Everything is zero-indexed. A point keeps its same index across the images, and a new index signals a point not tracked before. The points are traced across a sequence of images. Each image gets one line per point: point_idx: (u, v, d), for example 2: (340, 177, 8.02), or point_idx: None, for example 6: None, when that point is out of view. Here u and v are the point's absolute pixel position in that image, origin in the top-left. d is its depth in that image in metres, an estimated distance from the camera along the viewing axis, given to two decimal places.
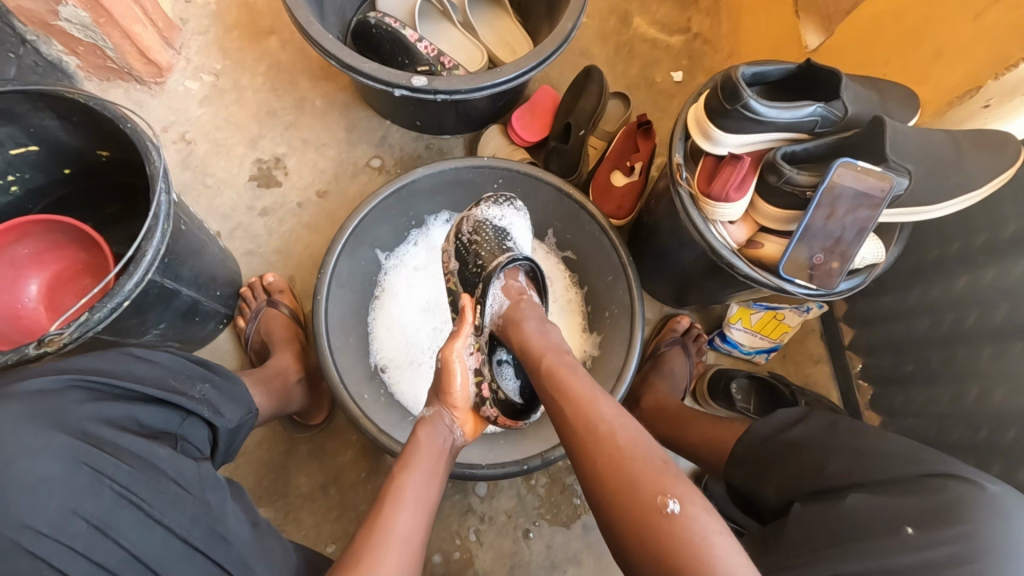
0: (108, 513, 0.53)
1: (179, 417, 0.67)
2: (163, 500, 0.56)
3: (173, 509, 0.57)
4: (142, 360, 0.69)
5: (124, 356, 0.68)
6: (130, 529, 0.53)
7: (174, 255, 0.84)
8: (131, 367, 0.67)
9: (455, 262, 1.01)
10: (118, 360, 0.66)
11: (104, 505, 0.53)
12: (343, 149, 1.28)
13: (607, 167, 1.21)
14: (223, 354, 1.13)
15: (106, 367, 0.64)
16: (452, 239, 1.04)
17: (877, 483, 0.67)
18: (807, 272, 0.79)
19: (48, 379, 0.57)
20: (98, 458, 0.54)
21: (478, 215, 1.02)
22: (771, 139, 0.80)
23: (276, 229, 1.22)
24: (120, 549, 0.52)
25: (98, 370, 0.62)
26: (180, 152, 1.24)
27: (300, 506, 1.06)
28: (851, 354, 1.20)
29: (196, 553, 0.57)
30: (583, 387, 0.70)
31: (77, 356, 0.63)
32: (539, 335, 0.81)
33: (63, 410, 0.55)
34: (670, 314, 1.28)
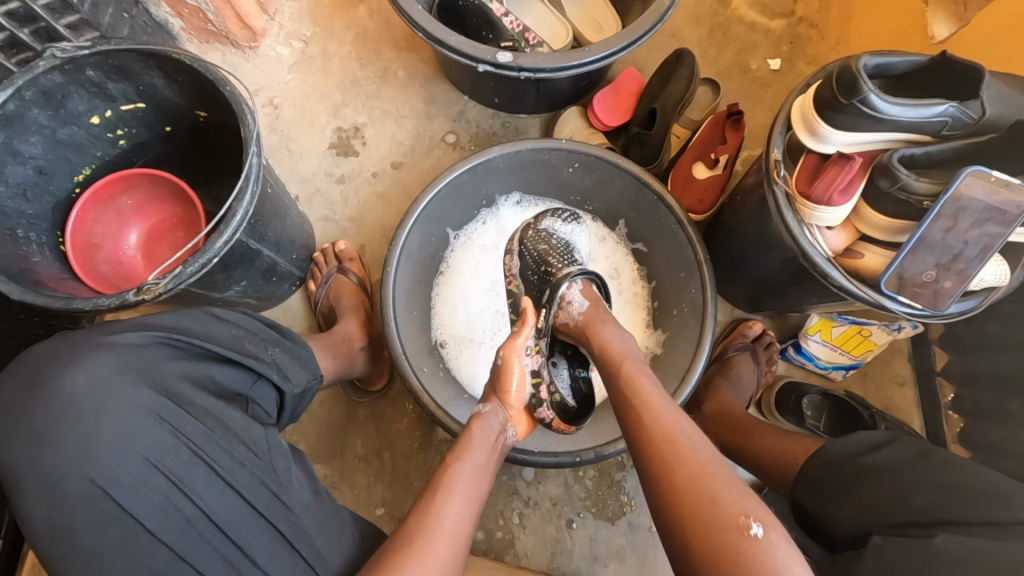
0: (183, 469, 0.57)
1: (252, 379, 0.69)
2: (231, 463, 0.59)
3: (240, 472, 0.59)
4: (221, 320, 0.71)
5: (205, 316, 0.70)
6: (201, 487, 0.57)
7: (260, 216, 0.87)
8: (211, 327, 0.69)
9: (518, 265, 1.02)
10: (199, 320, 0.69)
11: (180, 462, 0.57)
12: (421, 122, 1.29)
13: (690, 157, 1.15)
14: (294, 315, 1.18)
15: (188, 326, 0.67)
16: (515, 245, 1.04)
17: (973, 524, 0.59)
18: (912, 289, 0.72)
19: (138, 336, 0.61)
20: (176, 416, 0.59)
21: (530, 225, 1.04)
22: (887, 139, 0.73)
23: (351, 198, 1.25)
24: (191, 505, 0.56)
25: (182, 328, 0.66)
26: (267, 116, 1.29)
27: (354, 467, 1.10)
28: (942, 381, 1.10)
29: (259, 517, 0.59)
30: (654, 395, 0.71)
31: (166, 314, 0.67)
32: (617, 340, 0.82)
33: (148, 367, 0.60)
34: (741, 318, 1.21)
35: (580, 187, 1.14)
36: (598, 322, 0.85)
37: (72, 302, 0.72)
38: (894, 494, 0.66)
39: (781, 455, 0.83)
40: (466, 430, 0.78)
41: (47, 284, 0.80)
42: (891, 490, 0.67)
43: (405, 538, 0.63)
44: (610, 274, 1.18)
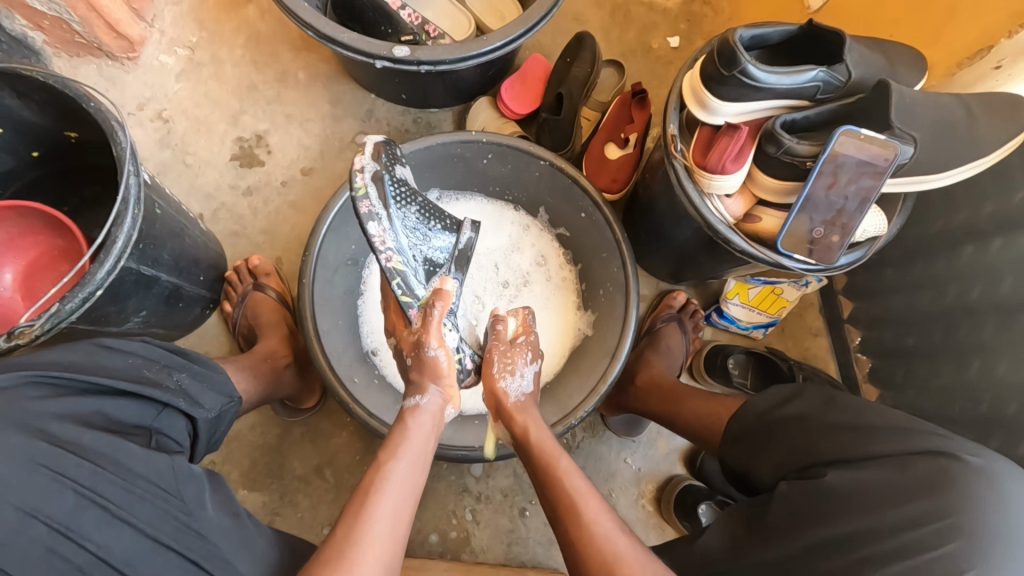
0: (68, 515, 0.52)
1: (154, 410, 0.66)
2: (131, 499, 0.55)
3: (142, 506, 0.56)
4: (114, 351, 0.68)
5: (95, 349, 0.67)
6: (95, 530, 0.53)
7: (151, 239, 0.80)
8: (101, 360, 0.66)
9: (389, 254, 0.79)
10: (86, 355, 0.65)
11: (64, 508, 0.52)
12: (328, 124, 1.24)
13: (601, 139, 1.17)
14: (211, 340, 1.11)
15: (74, 362, 0.63)
16: (377, 218, 0.79)
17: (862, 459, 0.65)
18: (806, 246, 0.77)
19: (8, 377, 0.55)
20: (57, 459, 0.53)
21: (384, 177, 0.82)
22: (770, 107, 0.76)
23: (261, 210, 1.18)
24: (85, 551, 0.51)
25: (64, 365, 0.61)
26: (158, 131, 1.20)
27: (295, 489, 1.06)
28: (850, 328, 1.18)
29: (167, 549, 0.55)
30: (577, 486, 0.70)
31: (44, 352, 0.62)
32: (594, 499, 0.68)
33: (21, 409, 0.54)
34: (666, 290, 1.25)
35: (497, 177, 1.14)
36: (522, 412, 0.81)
37: None
38: (804, 441, 0.71)
39: (707, 416, 0.87)
40: (397, 429, 0.76)
41: None
42: (801, 438, 0.71)
43: (335, 545, 0.61)
44: (536, 262, 1.19)
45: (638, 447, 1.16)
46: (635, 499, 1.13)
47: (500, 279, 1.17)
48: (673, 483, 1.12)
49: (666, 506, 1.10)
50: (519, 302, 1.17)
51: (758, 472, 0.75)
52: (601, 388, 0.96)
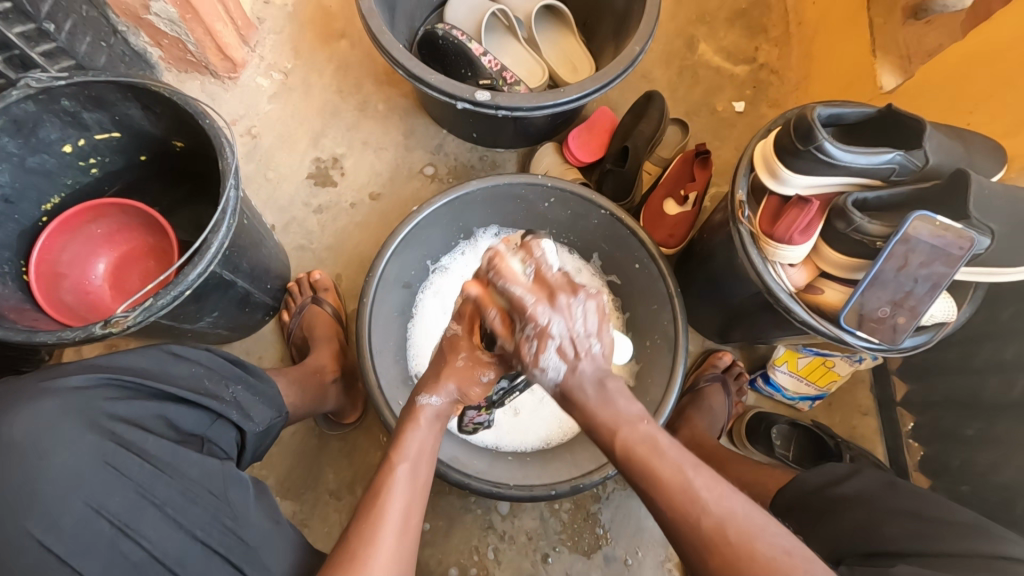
0: (127, 513, 0.54)
1: (210, 419, 0.67)
2: (183, 502, 0.57)
3: (192, 510, 0.57)
4: (181, 359, 0.71)
5: (164, 354, 0.70)
6: (150, 529, 0.55)
7: (235, 248, 0.86)
8: (168, 367, 0.69)
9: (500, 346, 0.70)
10: (155, 360, 0.68)
11: (125, 505, 0.54)
12: (400, 154, 1.31)
13: (661, 194, 1.20)
14: (266, 345, 1.16)
15: (144, 367, 0.66)
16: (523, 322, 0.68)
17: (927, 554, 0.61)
18: (869, 323, 0.76)
19: (87, 377, 0.59)
20: (123, 458, 0.56)
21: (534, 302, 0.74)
22: (841, 183, 0.78)
23: (328, 227, 1.25)
24: (140, 549, 0.54)
25: (136, 369, 0.65)
26: (245, 145, 1.29)
27: (324, 503, 1.07)
28: (903, 412, 1.14)
29: (213, 553, 0.56)
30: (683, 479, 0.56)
31: (121, 354, 0.66)
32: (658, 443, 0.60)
33: (94, 409, 0.57)
34: (712, 348, 1.24)
35: (557, 221, 1.17)
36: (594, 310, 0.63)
37: (34, 334, 0.70)
38: (858, 526, 0.68)
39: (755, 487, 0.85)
40: (399, 432, 0.71)
41: (7, 315, 0.77)
42: (855, 522, 0.69)
43: (353, 548, 0.61)
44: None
45: None
46: (662, 561, 1.10)
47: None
48: None
49: None
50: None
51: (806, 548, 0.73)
52: None
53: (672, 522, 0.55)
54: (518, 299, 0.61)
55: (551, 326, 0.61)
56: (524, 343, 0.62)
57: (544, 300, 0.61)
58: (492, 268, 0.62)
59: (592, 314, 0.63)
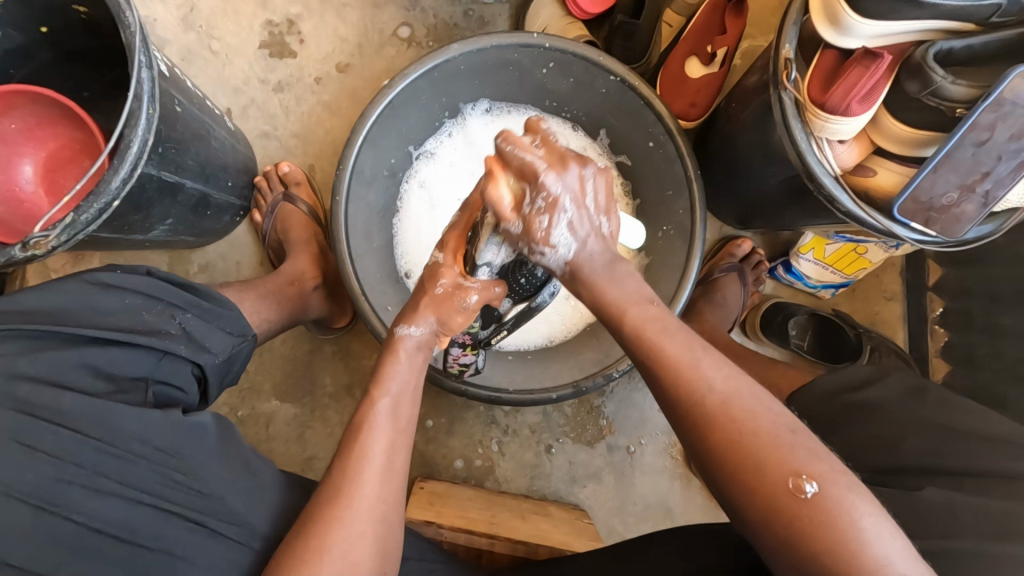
0: (50, 489, 0.47)
1: (154, 358, 0.58)
2: (122, 465, 0.51)
3: (135, 471, 0.51)
4: (110, 289, 0.61)
5: (86, 287, 0.60)
6: (86, 500, 0.49)
7: (172, 144, 0.72)
8: (93, 302, 0.59)
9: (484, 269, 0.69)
10: (76, 296, 0.59)
11: (45, 481, 0.48)
12: (368, 12, 1.08)
13: (683, 53, 0.99)
14: (243, 249, 1.06)
15: (60, 308, 0.57)
16: (510, 247, 0.67)
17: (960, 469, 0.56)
18: (928, 213, 0.63)
19: None
20: (37, 428, 0.48)
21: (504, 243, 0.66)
22: (922, 29, 0.60)
23: (293, 109, 1.07)
24: (78, 522, 0.48)
25: (45, 315, 0.55)
26: (179, 7, 1.06)
27: (326, 406, 1.07)
28: (932, 297, 1.08)
29: (167, 513, 0.51)
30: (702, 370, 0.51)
31: (25, 296, 0.56)
32: (674, 330, 0.54)
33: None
34: (729, 234, 1.13)
35: (556, 91, 0.99)
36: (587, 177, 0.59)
37: None
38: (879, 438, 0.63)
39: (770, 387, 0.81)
40: (381, 365, 0.64)
41: None
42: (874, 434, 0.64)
43: (337, 488, 0.54)
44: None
45: None
46: (664, 448, 1.11)
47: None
48: None
49: None
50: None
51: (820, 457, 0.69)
52: None
53: (702, 426, 0.49)
54: (527, 166, 0.55)
55: (561, 196, 0.56)
56: (534, 215, 0.56)
57: (555, 167, 0.56)
58: (502, 137, 0.56)
59: (601, 190, 0.60)
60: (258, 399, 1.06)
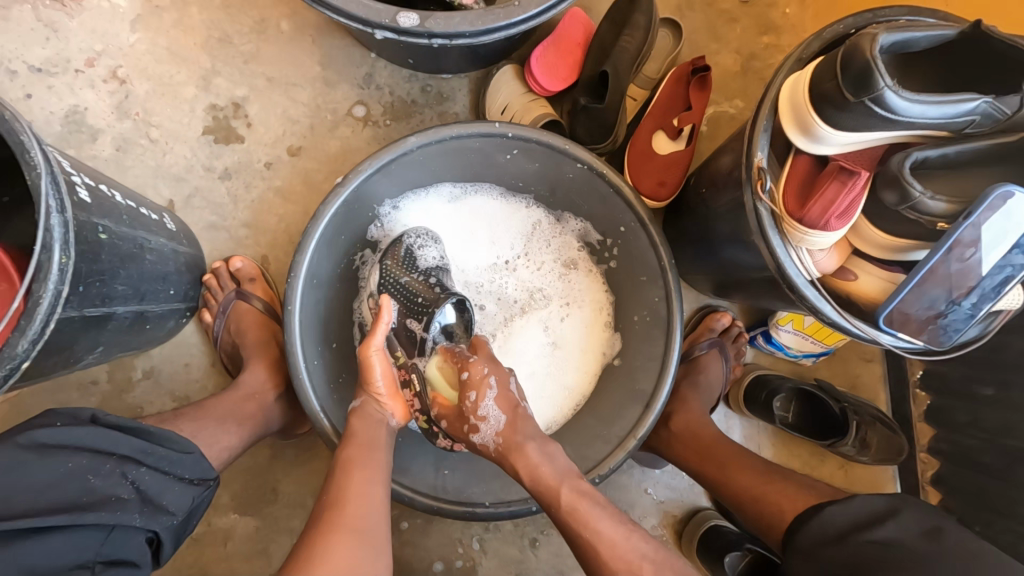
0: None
1: (101, 535, 0.54)
2: None
3: None
4: (49, 455, 0.56)
5: (22, 453, 0.55)
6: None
7: (97, 274, 0.64)
8: (30, 476, 0.54)
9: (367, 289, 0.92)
10: (7, 470, 0.53)
11: None
12: (319, 91, 1.03)
13: (649, 127, 0.97)
14: (191, 350, 0.98)
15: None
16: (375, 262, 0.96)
17: None
18: (914, 324, 0.60)
19: None
20: None
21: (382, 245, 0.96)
22: (891, 136, 0.58)
23: (243, 197, 1.01)
24: None
25: None
26: (113, 94, 0.99)
27: (289, 514, 0.98)
28: (912, 359, 1.07)
29: None
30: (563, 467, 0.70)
31: None
32: (547, 461, 0.70)
33: None
34: (708, 304, 1.10)
35: (520, 173, 0.94)
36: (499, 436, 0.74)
37: None
38: None
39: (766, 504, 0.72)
40: (349, 431, 0.74)
41: None
42: None
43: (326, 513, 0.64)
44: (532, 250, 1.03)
45: (662, 477, 1.07)
46: (655, 531, 1.06)
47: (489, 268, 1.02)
48: (697, 518, 1.05)
49: (689, 543, 1.03)
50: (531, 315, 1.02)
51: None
52: (632, 440, 0.84)
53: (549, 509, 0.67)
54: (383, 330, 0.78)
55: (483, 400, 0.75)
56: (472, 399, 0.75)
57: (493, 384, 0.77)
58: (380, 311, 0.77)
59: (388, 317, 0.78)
60: (214, 514, 0.97)
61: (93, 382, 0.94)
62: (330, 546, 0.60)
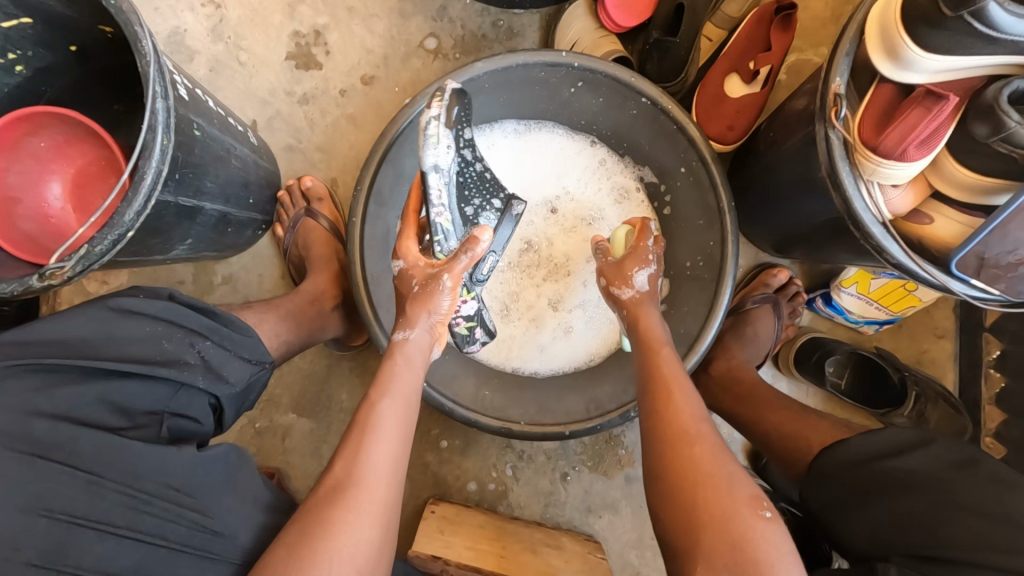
0: (68, 528, 0.49)
1: (170, 389, 0.58)
2: (132, 505, 0.51)
3: (145, 513, 0.51)
4: (130, 316, 0.60)
5: (108, 314, 0.60)
6: (99, 543, 0.49)
7: (189, 168, 0.71)
8: (115, 329, 0.59)
9: (434, 175, 0.73)
10: (95, 327, 0.58)
11: (58, 520, 0.48)
12: (395, 22, 1.06)
13: (721, 70, 0.93)
14: (265, 262, 1.06)
15: (82, 338, 0.57)
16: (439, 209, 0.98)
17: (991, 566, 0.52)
18: (988, 273, 0.57)
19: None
20: (44, 466, 0.49)
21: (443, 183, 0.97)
22: (991, 64, 0.53)
23: (318, 123, 1.06)
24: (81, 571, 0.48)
25: (69, 346, 0.56)
26: (209, 18, 1.06)
27: (342, 421, 1.06)
28: (989, 338, 0.99)
29: (177, 553, 0.52)
30: (676, 371, 0.66)
31: (59, 325, 0.57)
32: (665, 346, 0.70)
33: (6, 414, 0.49)
34: (767, 261, 1.07)
35: (585, 108, 0.94)
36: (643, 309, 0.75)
37: None
38: (917, 514, 0.57)
39: (795, 440, 0.74)
40: (384, 367, 0.68)
41: None
42: (914, 509, 0.58)
43: (342, 477, 0.58)
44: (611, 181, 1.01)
45: None
46: None
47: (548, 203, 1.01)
48: None
49: None
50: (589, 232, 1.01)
51: (846, 537, 0.63)
52: None
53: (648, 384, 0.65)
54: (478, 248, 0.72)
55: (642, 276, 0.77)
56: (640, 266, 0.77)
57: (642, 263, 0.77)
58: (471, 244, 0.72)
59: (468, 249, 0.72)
60: (276, 412, 1.06)
61: (180, 282, 1.04)
62: (341, 518, 0.55)
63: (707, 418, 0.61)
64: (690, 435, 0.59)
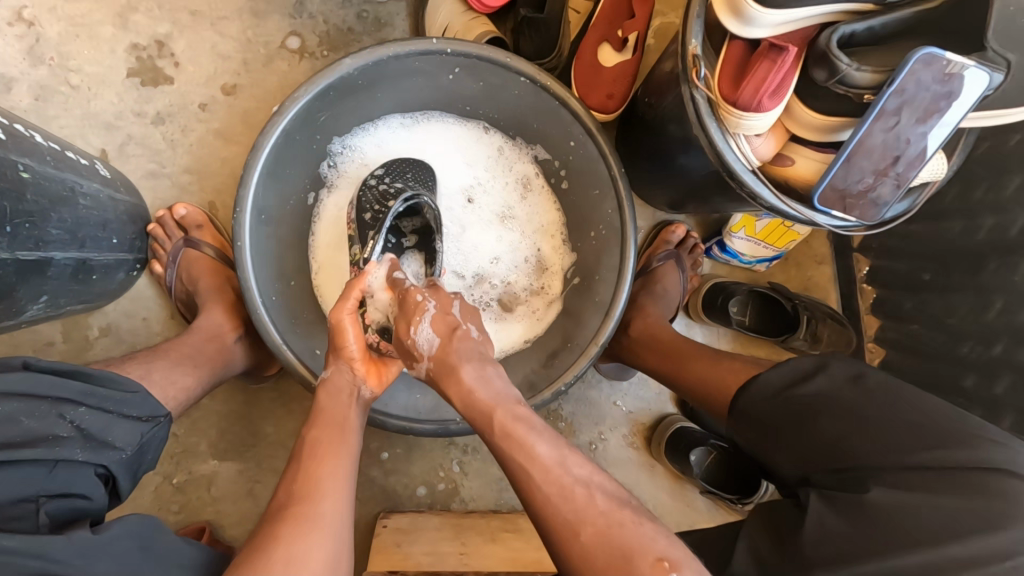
0: None
1: (44, 471, 0.54)
2: None
3: None
4: None
5: None
6: None
7: (23, 216, 0.61)
8: None
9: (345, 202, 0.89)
10: None
11: None
12: (248, 23, 0.98)
13: (594, 40, 0.95)
14: (148, 304, 0.96)
15: None
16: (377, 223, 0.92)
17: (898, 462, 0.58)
18: (846, 201, 0.62)
19: None
20: None
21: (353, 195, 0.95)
22: (820, 14, 0.59)
23: (182, 144, 0.96)
24: None
25: None
26: (22, 38, 0.92)
27: (271, 456, 1.00)
28: (859, 257, 1.12)
29: None
30: (496, 396, 0.64)
31: None
32: (483, 384, 0.65)
33: None
34: (664, 220, 1.12)
35: (468, 94, 0.92)
36: (450, 364, 0.67)
37: None
38: (825, 432, 0.62)
39: (711, 384, 0.79)
40: (316, 407, 0.70)
41: None
42: (821, 428, 0.63)
43: (294, 506, 0.58)
44: (513, 169, 1.00)
45: (630, 389, 1.12)
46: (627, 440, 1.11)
47: (464, 192, 1.00)
48: (665, 422, 1.10)
49: (657, 446, 1.09)
50: (501, 224, 1.01)
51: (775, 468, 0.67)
52: (593, 348, 0.87)
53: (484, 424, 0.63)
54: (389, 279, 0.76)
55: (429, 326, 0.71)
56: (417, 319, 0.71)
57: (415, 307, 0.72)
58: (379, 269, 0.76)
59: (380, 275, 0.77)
60: (194, 462, 0.98)
61: (48, 344, 0.92)
62: (304, 544, 0.55)
63: (564, 461, 0.58)
64: (558, 477, 0.56)
